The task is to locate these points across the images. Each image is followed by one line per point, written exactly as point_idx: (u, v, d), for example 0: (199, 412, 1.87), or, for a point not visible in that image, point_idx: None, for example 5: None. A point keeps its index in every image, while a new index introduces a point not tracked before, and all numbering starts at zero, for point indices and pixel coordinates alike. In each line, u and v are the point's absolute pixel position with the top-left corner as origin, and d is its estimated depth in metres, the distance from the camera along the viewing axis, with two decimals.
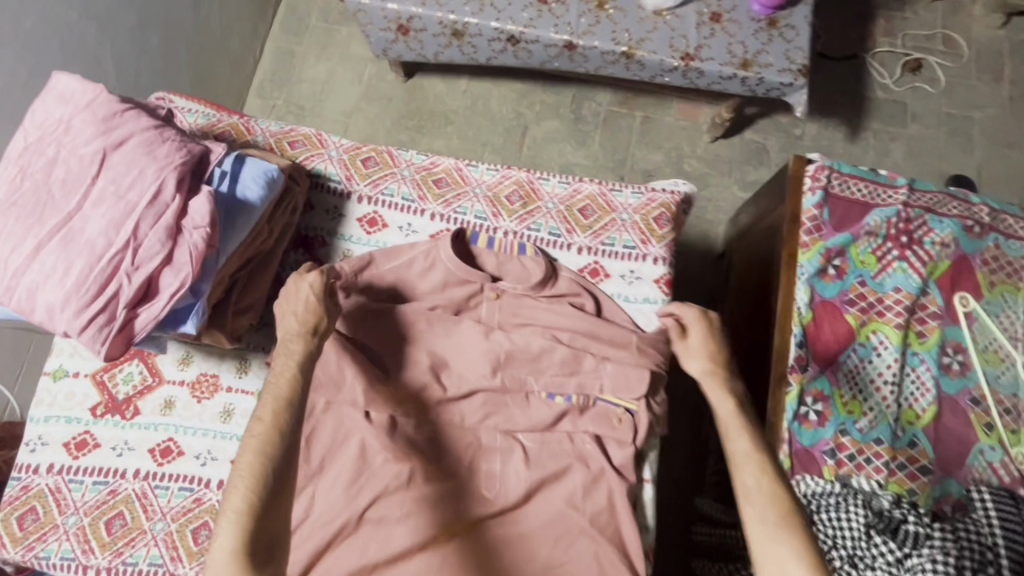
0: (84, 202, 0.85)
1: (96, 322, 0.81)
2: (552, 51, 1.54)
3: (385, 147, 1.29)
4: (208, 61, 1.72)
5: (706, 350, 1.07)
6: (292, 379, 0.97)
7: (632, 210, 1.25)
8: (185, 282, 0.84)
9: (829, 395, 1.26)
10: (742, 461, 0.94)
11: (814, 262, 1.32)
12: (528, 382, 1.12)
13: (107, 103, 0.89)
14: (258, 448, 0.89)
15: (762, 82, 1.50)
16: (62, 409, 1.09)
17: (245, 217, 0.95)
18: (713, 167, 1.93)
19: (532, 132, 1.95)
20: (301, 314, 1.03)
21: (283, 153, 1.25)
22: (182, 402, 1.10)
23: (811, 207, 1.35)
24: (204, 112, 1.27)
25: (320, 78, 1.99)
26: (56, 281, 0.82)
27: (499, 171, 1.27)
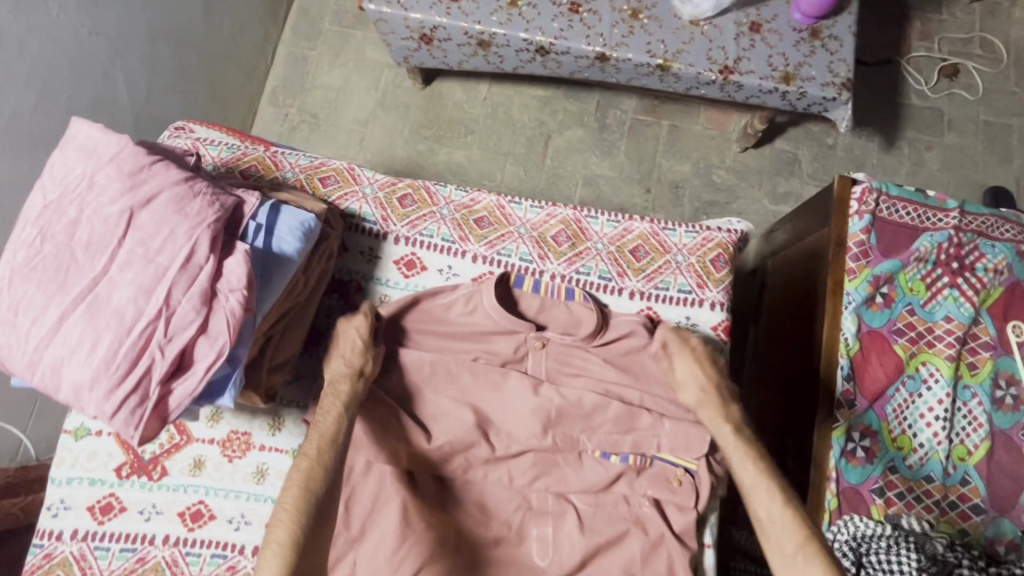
0: (111, 267, 0.77)
1: (128, 404, 0.73)
2: (583, 62, 1.47)
3: (421, 182, 1.24)
4: (220, 72, 1.64)
5: (694, 378, 1.06)
6: (337, 423, 0.95)
7: (687, 250, 1.21)
8: (223, 353, 0.76)
9: (876, 430, 1.21)
10: (752, 489, 0.95)
11: (862, 290, 1.26)
12: (581, 443, 1.09)
13: (134, 156, 0.81)
14: (301, 482, 0.88)
15: (804, 97, 1.43)
16: (85, 469, 1.04)
17: (281, 272, 0.87)
18: (743, 178, 1.86)
19: (555, 142, 1.88)
20: (348, 357, 1.02)
21: (314, 191, 1.18)
22: (213, 462, 1.05)
23: (857, 232, 1.28)
24: (228, 144, 1.21)
25: (335, 85, 1.91)
26: (82, 357, 0.74)
27: (545, 210, 1.24)
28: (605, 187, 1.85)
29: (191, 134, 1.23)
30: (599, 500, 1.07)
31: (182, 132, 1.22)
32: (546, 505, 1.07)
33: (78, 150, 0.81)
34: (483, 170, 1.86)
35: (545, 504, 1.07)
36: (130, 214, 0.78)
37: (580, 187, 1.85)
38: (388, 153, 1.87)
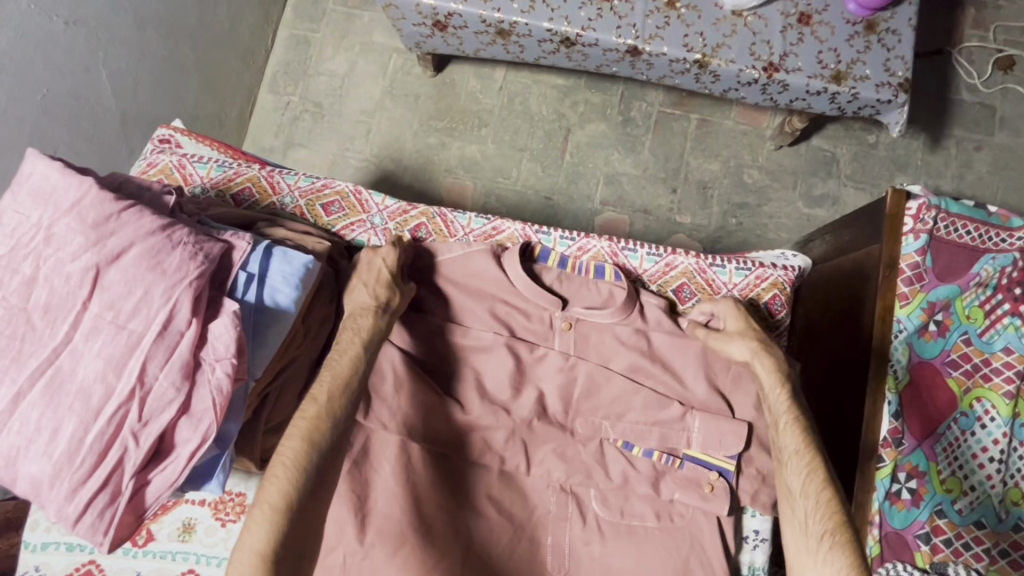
0: (75, 334, 0.68)
1: (96, 504, 0.65)
2: (612, 56, 1.34)
3: (436, 208, 1.08)
4: (215, 58, 1.52)
5: (756, 334, 0.97)
6: (351, 368, 0.83)
7: (738, 291, 1.06)
8: (207, 438, 0.67)
9: (925, 472, 1.12)
10: (789, 459, 0.87)
11: (915, 318, 1.15)
12: (604, 429, 0.99)
13: (98, 202, 0.69)
14: (299, 441, 0.76)
15: (855, 99, 1.30)
16: (62, 534, 0.92)
17: (278, 329, 0.77)
18: (776, 178, 1.74)
19: (575, 136, 1.75)
20: (372, 289, 0.91)
21: (316, 221, 1.04)
22: (203, 526, 0.93)
23: (912, 253, 1.17)
24: (219, 162, 1.08)
25: (340, 71, 1.78)
26: (41, 447, 0.65)
27: (577, 242, 1.08)
28: (628, 186, 1.73)
29: (178, 149, 1.12)
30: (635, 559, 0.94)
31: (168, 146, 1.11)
32: (565, 511, 0.96)
33: (32, 194, 0.69)
34: (498, 166, 1.74)
35: (563, 510, 0.96)
36: (96, 271, 0.68)
37: (601, 186, 1.73)
38: (396, 146, 1.75)
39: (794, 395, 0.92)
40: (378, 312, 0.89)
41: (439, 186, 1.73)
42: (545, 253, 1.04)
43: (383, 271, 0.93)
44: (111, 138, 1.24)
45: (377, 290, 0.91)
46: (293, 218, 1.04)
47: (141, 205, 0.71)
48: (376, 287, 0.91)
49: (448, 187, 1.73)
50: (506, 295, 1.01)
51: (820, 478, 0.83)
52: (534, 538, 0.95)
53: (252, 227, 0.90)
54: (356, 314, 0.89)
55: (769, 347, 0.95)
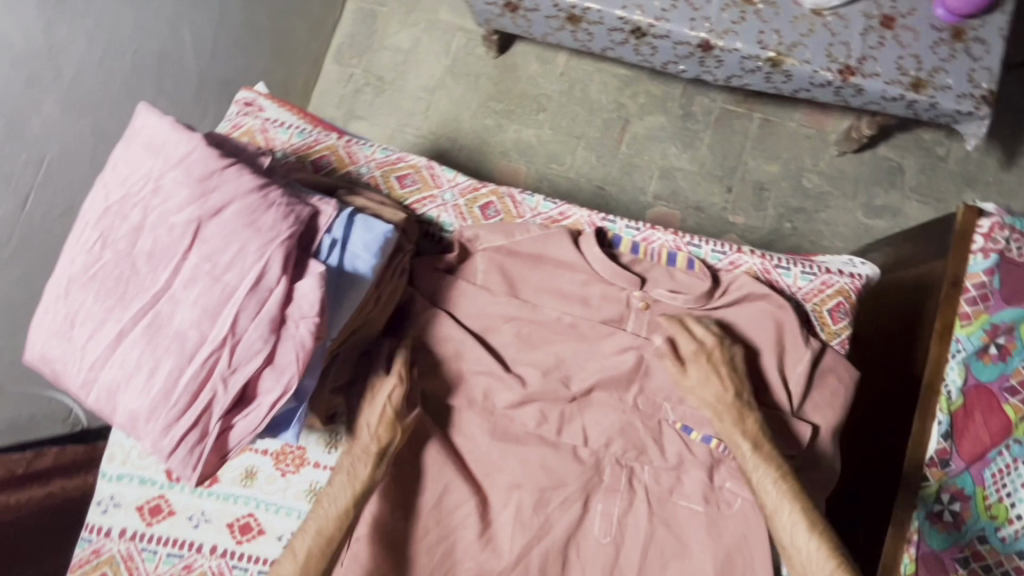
0: (174, 282, 0.71)
1: (186, 442, 0.68)
2: (682, 49, 1.32)
3: (506, 188, 1.08)
4: (286, 26, 1.56)
5: (712, 389, 0.90)
6: (337, 525, 0.84)
7: (800, 295, 1.01)
8: (290, 390, 0.69)
9: (970, 495, 1.10)
10: (773, 513, 0.85)
11: (975, 339, 1.12)
12: (664, 408, 0.95)
13: (205, 159, 0.73)
14: (314, 534, 0.84)
15: (934, 108, 1.25)
16: (135, 467, 0.99)
17: (356, 293, 0.79)
18: (836, 185, 1.69)
19: (633, 127, 1.74)
20: (373, 428, 0.87)
21: (390, 192, 1.06)
22: (265, 473, 0.98)
23: (979, 272, 1.14)
24: (300, 128, 1.12)
25: (404, 46, 1.80)
26: (139, 384, 0.69)
27: (642, 232, 1.04)
28: (682, 182, 1.71)
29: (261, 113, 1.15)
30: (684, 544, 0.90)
31: (250, 107, 1.13)
32: (618, 482, 0.93)
33: (143, 146, 0.74)
34: (552, 152, 1.74)
35: (615, 481, 0.93)
36: (197, 224, 0.71)
37: (655, 179, 1.71)
38: (453, 125, 1.76)
39: (761, 445, 0.87)
40: (377, 460, 0.86)
41: (494, 167, 1.74)
42: (618, 238, 1.04)
43: (387, 408, 0.88)
44: (188, 98, 1.28)
45: (379, 434, 0.87)
46: (368, 187, 1.06)
47: (241, 163, 0.74)
48: (378, 428, 0.87)
49: (501, 169, 1.74)
50: (580, 276, 0.99)
51: (809, 528, 0.83)
52: (586, 503, 0.92)
53: (335, 193, 0.93)
54: (355, 454, 0.87)
55: (724, 400, 0.89)
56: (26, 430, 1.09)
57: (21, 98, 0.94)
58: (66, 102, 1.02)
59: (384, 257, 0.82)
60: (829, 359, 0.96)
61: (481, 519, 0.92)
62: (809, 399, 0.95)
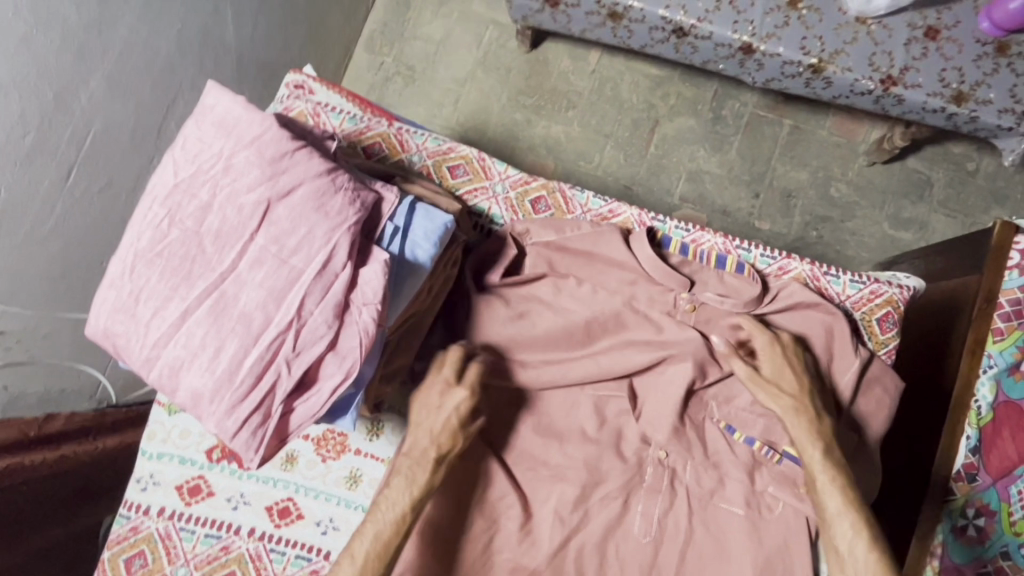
0: (240, 263, 0.70)
1: (250, 423, 0.68)
2: (723, 51, 1.32)
3: (557, 183, 1.08)
4: (321, 12, 1.55)
5: (785, 383, 0.91)
6: (395, 528, 0.81)
7: (849, 303, 1.01)
8: (351, 375, 0.70)
9: (995, 510, 1.10)
10: (834, 520, 0.83)
11: (1007, 355, 1.13)
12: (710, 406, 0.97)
13: (276, 141, 0.72)
14: (372, 539, 0.80)
15: (973, 121, 1.25)
16: (177, 447, 1.00)
17: (413, 283, 0.79)
18: (864, 196, 1.69)
19: (662, 128, 1.73)
20: (435, 434, 0.86)
21: (442, 182, 1.06)
22: (305, 459, 0.98)
23: (1014, 288, 1.14)
24: (352, 114, 1.11)
25: (436, 37, 1.79)
26: (204, 363, 0.68)
27: (692, 233, 1.05)
28: (709, 185, 1.71)
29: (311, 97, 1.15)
30: (726, 546, 0.90)
31: (300, 90, 1.12)
32: (659, 483, 0.92)
33: (215, 124, 0.73)
34: (581, 150, 1.73)
35: (657, 482, 0.93)
36: (267, 205, 0.71)
37: (682, 182, 1.71)
38: (482, 118, 1.75)
39: (828, 448, 0.87)
40: (437, 464, 0.85)
41: (522, 162, 1.74)
42: (667, 239, 1.03)
43: (452, 417, 0.87)
44: (225, 80, 1.28)
45: (439, 439, 0.86)
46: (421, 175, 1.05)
47: (311, 146, 0.74)
48: (439, 434, 0.86)
49: (529, 164, 1.73)
50: (628, 273, 0.99)
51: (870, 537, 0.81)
52: (625, 502, 0.92)
53: (390, 180, 0.92)
54: (415, 457, 0.85)
55: (800, 399, 0.90)
56: (55, 405, 1.08)
57: (73, 70, 0.94)
58: (114, 76, 1.01)
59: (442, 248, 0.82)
60: (875, 367, 0.96)
61: (521, 513, 0.91)
62: (853, 406, 0.95)
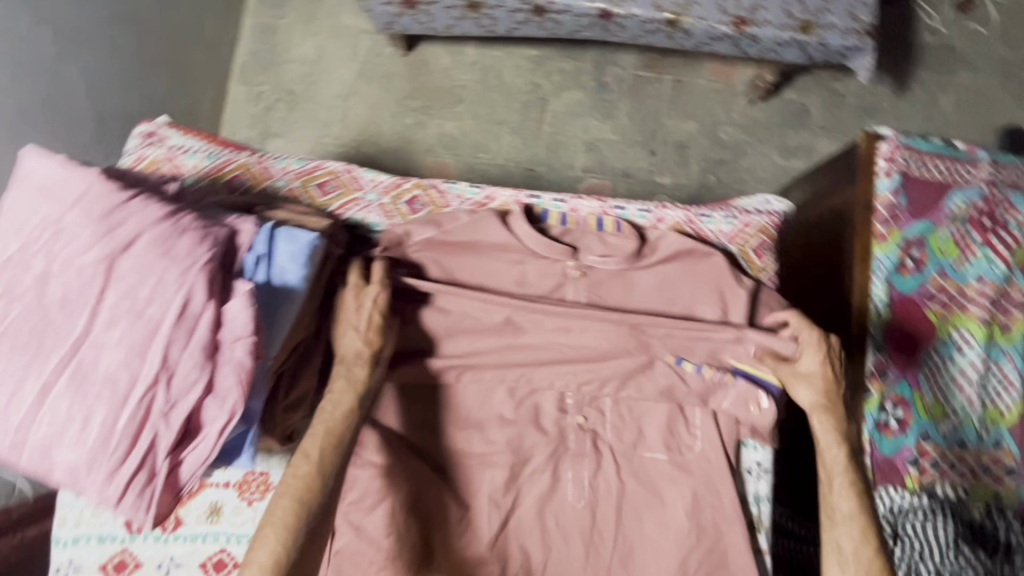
0: (94, 325, 0.69)
1: (135, 485, 0.67)
2: (584, 21, 1.35)
3: (430, 180, 1.08)
4: (180, 53, 1.50)
5: (819, 376, 0.90)
6: (342, 425, 0.81)
7: (725, 238, 1.04)
8: (235, 414, 0.68)
9: (909, 400, 1.18)
10: (840, 521, 0.84)
11: (891, 256, 1.21)
12: (655, 347, 0.96)
13: (105, 195, 0.72)
14: (323, 435, 0.79)
15: (824, 47, 1.33)
16: (92, 526, 0.95)
17: (289, 306, 0.79)
18: (751, 134, 1.77)
19: (552, 106, 1.76)
20: (364, 333, 0.86)
21: (312, 202, 1.05)
22: (231, 506, 0.95)
23: (886, 193, 1.22)
24: (208, 151, 1.09)
25: (310, 57, 1.76)
26: (75, 435, 0.67)
27: (568, 203, 1.06)
28: (607, 152, 1.75)
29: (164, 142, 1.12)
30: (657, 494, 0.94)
31: (153, 138, 1.10)
32: (583, 448, 0.96)
33: (40, 191, 0.72)
34: (478, 141, 1.74)
35: (581, 446, 0.96)
36: (108, 261, 0.69)
37: (582, 154, 1.75)
38: (373, 129, 1.74)
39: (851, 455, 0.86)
40: (373, 362, 0.85)
41: (422, 166, 1.73)
42: (545, 213, 1.04)
43: (374, 315, 0.87)
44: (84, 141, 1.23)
45: (368, 337, 0.86)
46: (287, 199, 1.04)
47: (145, 193, 0.73)
48: (368, 333, 0.86)
49: (429, 166, 1.73)
50: (514, 254, 0.99)
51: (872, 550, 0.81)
52: (556, 471, 0.95)
53: (251, 211, 0.91)
54: (348, 361, 0.85)
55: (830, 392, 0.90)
56: None
57: None
58: None
59: (314, 267, 0.82)
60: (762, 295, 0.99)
61: (458, 506, 0.93)
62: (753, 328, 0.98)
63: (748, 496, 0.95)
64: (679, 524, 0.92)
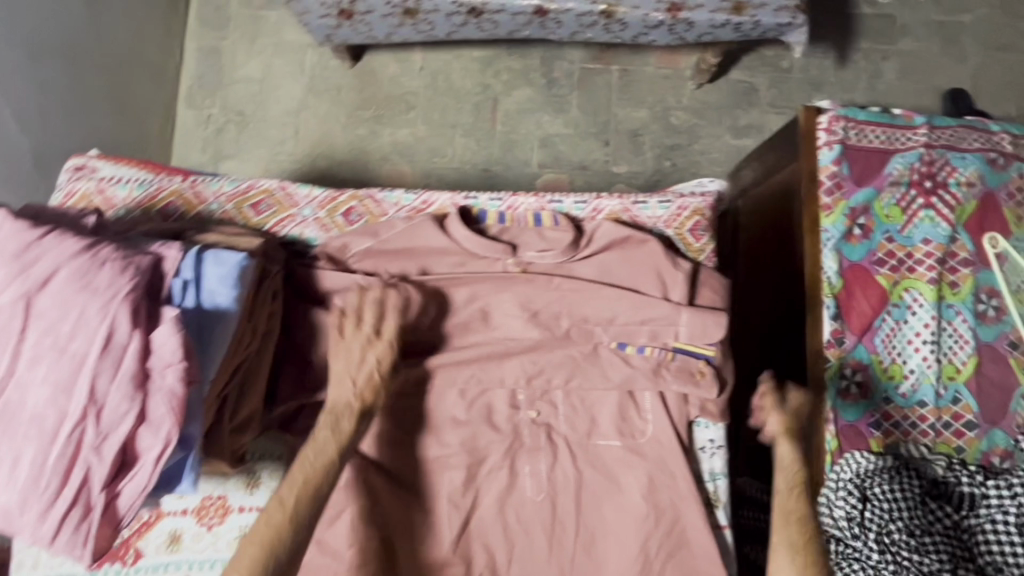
0: (17, 365, 0.70)
1: (71, 519, 0.68)
2: (521, 20, 1.36)
3: (365, 189, 1.08)
4: (119, 83, 1.49)
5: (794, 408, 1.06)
6: (324, 475, 0.82)
7: (662, 223, 1.05)
8: (170, 441, 0.69)
9: (868, 364, 1.21)
10: (786, 520, 0.99)
11: (839, 225, 1.23)
12: (597, 332, 0.96)
13: (16, 235, 0.72)
14: (301, 484, 0.81)
15: (758, 26, 1.35)
16: (48, 568, 0.98)
17: (222, 331, 0.78)
18: (702, 116, 1.79)
19: (503, 105, 1.77)
20: (359, 388, 0.87)
21: (247, 223, 1.05)
22: (190, 533, 0.95)
23: (829, 164, 1.24)
24: (140, 179, 1.09)
25: (256, 75, 1.75)
26: (7, 475, 0.68)
27: (504, 202, 1.06)
28: (562, 146, 1.76)
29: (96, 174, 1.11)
30: (615, 481, 0.95)
31: (82, 171, 1.09)
32: (538, 441, 0.97)
33: None
34: (432, 146, 1.75)
35: (536, 440, 0.97)
36: (25, 300, 0.70)
37: (536, 150, 1.76)
38: (327, 143, 1.74)
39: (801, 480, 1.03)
40: (361, 417, 0.86)
41: (378, 175, 1.73)
42: (482, 214, 1.05)
43: (374, 372, 0.87)
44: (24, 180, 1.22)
45: (362, 392, 0.87)
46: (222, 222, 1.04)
47: (59, 229, 0.74)
48: (362, 388, 0.87)
49: (386, 175, 1.73)
50: (454, 257, 0.99)
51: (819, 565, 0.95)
52: (512, 467, 0.96)
53: (180, 236, 0.91)
54: (337, 411, 0.86)
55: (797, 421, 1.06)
56: None
57: None
58: None
59: (245, 287, 0.82)
60: (702, 275, 1.00)
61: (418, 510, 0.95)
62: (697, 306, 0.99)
63: (705, 473, 0.96)
64: (636, 509, 0.93)
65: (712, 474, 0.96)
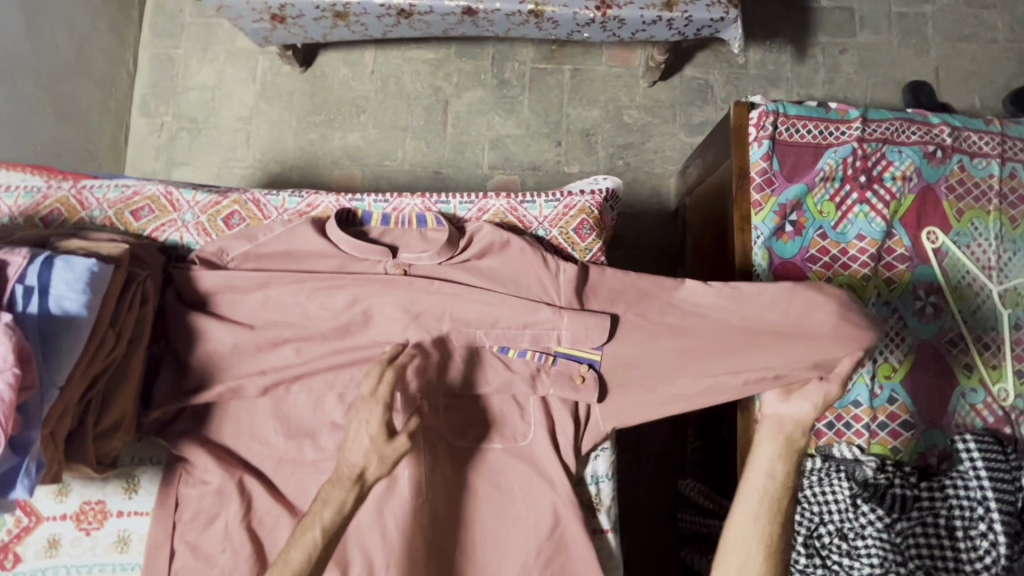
0: None
1: None
2: (452, 19, 1.35)
3: (250, 194, 1.12)
4: (62, 93, 1.52)
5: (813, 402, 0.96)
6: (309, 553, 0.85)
7: (547, 223, 1.10)
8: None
9: None
10: (743, 502, 0.95)
11: (769, 222, 1.20)
12: (478, 335, 0.99)
13: None
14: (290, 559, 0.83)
15: (691, 22, 1.33)
16: None
17: (68, 337, 0.81)
18: (655, 114, 1.77)
19: (454, 107, 1.77)
20: (357, 456, 0.88)
21: (127, 228, 1.09)
22: (68, 538, 0.98)
23: (760, 160, 1.22)
24: (30, 187, 1.11)
25: (208, 83, 1.77)
26: None
27: (390, 203, 1.12)
28: (513, 147, 1.75)
29: None
30: (498, 482, 1.01)
31: None
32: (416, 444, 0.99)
33: None
34: (383, 149, 1.75)
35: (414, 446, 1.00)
36: None
37: (487, 151, 1.75)
38: (278, 148, 1.74)
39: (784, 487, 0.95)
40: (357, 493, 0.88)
41: (329, 179, 1.73)
42: (367, 215, 1.09)
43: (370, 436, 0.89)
44: None
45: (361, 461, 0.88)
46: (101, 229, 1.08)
47: None
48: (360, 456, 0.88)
49: (337, 179, 1.73)
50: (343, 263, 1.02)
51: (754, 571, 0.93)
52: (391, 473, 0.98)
53: (44, 244, 0.93)
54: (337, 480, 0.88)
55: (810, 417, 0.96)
56: None
57: None
58: None
59: (97, 294, 0.85)
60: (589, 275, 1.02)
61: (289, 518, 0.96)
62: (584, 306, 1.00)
63: (589, 476, 1.04)
64: (522, 514, 0.99)
65: (597, 477, 1.04)
